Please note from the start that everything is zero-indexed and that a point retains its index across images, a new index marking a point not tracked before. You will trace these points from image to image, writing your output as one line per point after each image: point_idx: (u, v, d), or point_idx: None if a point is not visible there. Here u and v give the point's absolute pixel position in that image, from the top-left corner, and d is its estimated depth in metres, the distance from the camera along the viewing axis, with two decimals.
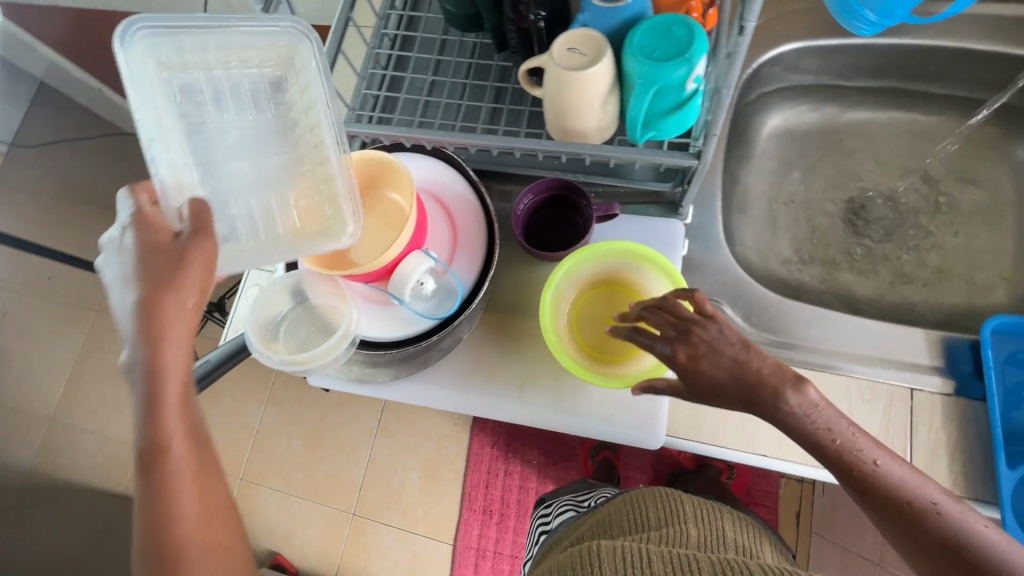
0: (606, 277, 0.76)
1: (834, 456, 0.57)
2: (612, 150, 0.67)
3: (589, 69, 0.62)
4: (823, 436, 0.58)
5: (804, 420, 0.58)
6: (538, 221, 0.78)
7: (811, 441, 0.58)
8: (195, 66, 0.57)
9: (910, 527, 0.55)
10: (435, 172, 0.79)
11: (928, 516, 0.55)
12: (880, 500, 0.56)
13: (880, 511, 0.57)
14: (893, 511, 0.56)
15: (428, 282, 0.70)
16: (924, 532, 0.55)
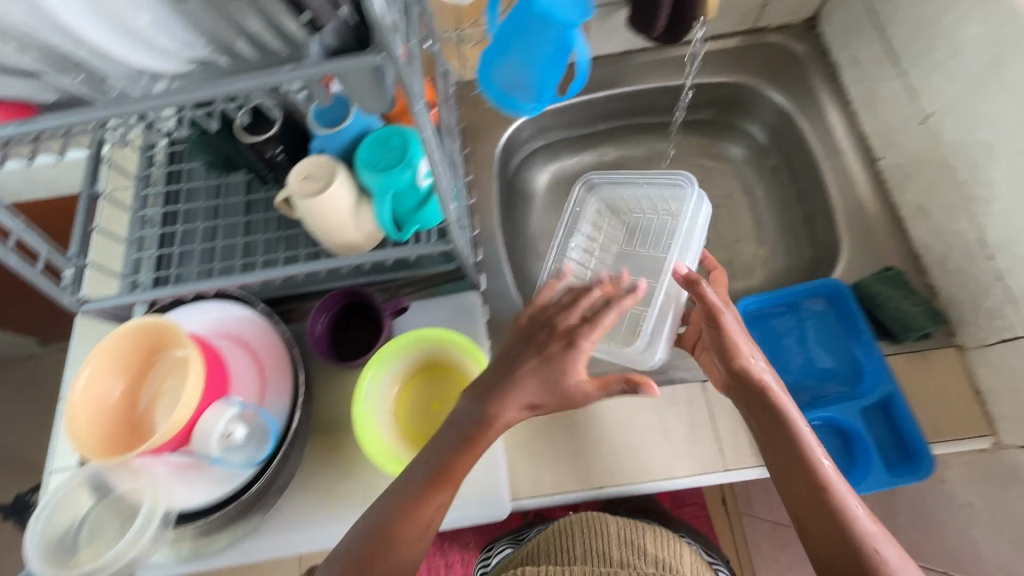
0: (422, 366, 0.76)
1: (778, 445, 0.63)
2: (375, 254, 0.70)
3: (324, 192, 0.66)
4: (781, 426, 0.63)
5: (774, 403, 0.63)
6: (341, 332, 0.76)
7: (770, 431, 0.63)
8: (633, 213, 0.92)
9: (824, 530, 0.58)
10: (228, 314, 0.78)
11: (845, 512, 0.58)
12: (812, 496, 0.60)
13: (798, 510, 0.61)
14: (810, 508, 0.59)
15: (235, 431, 0.69)
16: (835, 537, 0.57)
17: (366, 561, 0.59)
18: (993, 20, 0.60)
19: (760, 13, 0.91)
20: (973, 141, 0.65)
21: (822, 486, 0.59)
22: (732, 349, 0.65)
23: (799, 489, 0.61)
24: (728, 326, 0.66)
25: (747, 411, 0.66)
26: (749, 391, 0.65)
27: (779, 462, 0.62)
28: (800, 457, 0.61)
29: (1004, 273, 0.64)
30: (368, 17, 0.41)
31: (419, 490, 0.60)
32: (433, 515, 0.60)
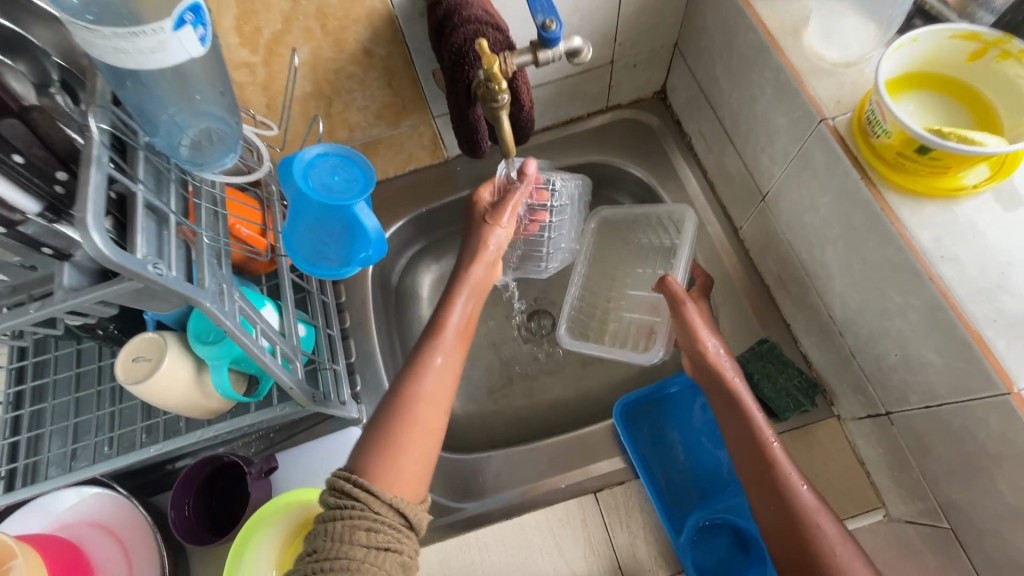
0: (304, 522, 0.70)
1: (750, 455, 0.61)
2: (225, 427, 0.68)
3: (149, 380, 0.61)
4: (752, 434, 0.62)
5: (758, 432, 0.62)
6: (212, 510, 0.72)
7: (742, 441, 0.63)
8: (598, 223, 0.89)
9: (786, 538, 0.56)
10: (89, 502, 0.73)
11: (807, 522, 0.55)
12: (777, 505, 0.57)
13: (768, 524, 0.58)
14: (772, 518, 0.58)
15: None
16: (796, 544, 0.55)
17: (363, 472, 0.51)
18: (793, 115, 0.61)
19: (608, 96, 0.90)
20: (804, 224, 0.66)
21: (786, 498, 0.57)
22: (708, 357, 0.67)
23: (763, 499, 0.59)
24: (696, 328, 0.68)
25: (727, 425, 0.65)
26: (726, 398, 0.65)
27: (753, 472, 0.61)
28: (766, 465, 0.60)
29: (856, 350, 0.64)
30: (106, 267, 0.41)
31: (444, 341, 0.61)
32: (431, 418, 0.56)
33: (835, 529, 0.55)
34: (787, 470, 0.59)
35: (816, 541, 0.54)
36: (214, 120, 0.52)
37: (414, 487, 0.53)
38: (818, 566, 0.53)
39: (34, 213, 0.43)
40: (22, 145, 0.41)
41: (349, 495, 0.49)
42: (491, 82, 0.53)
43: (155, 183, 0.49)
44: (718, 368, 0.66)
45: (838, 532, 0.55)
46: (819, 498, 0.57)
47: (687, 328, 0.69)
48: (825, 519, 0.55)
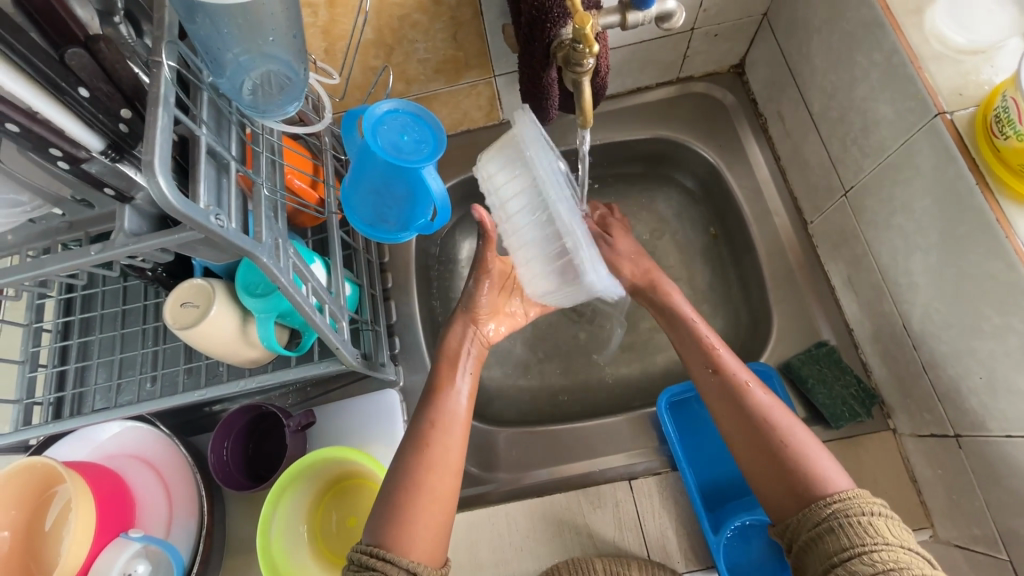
0: (331, 480, 0.73)
1: (697, 364, 0.61)
2: (267, 379, 0.68)
3: (196, 326, 0.61)
4: (697, 344, 0.62)
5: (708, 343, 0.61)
6: (247, 457, 0.73)
7: (688, 353, 0.62)
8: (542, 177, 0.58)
9: (745, 440, 0.55)
10: (135, 435, 0.75)
11: (761, 418, 0.55)
12: (732, 405, 0.57)
13: (727, 428, 0.57)
14: (728, 421, 0.57)
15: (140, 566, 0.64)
16: (755, 442, 0.54)
17: (381, 541, 0.51)
18: (902, 105, 0.56)
19: (681, 66, 0.84)
20: (891, 227, 0.61)
21: (743, 399, 0.56)
22: (648, 279, 0.70)
23: (719, 405, 0.58)
24: (615, 242, 0.75)
25: (675, 342, 0.65)
26: (669, 313, 0.67)
27: (700, 381, 0.60)
28: (712, 371, 0.59)
29: (929, 367, 0.60)
30: (169, 215, 0.39)
31: (441, 408, 0.59)
32: (439, 486, 0.54)
33: (792, 421, 0.55)
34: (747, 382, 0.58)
35: (775, 435, 0.53)
36: (280, 65, 0.48)
37: (432, 552, 0.52)
38: (780, 457, 0.52)
39: (97, 150, 0.41)
40: (88, 77, 0.38)
41: (367, 565, 0.48)
42: (579, 44, 0.49)
43: (216, 127, 0.46)
44: (667, 291, 0.69)
45: (794, 423, 0.55)
46: (774, 398, 0.56)
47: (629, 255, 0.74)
48: (780, 413, 0.55)
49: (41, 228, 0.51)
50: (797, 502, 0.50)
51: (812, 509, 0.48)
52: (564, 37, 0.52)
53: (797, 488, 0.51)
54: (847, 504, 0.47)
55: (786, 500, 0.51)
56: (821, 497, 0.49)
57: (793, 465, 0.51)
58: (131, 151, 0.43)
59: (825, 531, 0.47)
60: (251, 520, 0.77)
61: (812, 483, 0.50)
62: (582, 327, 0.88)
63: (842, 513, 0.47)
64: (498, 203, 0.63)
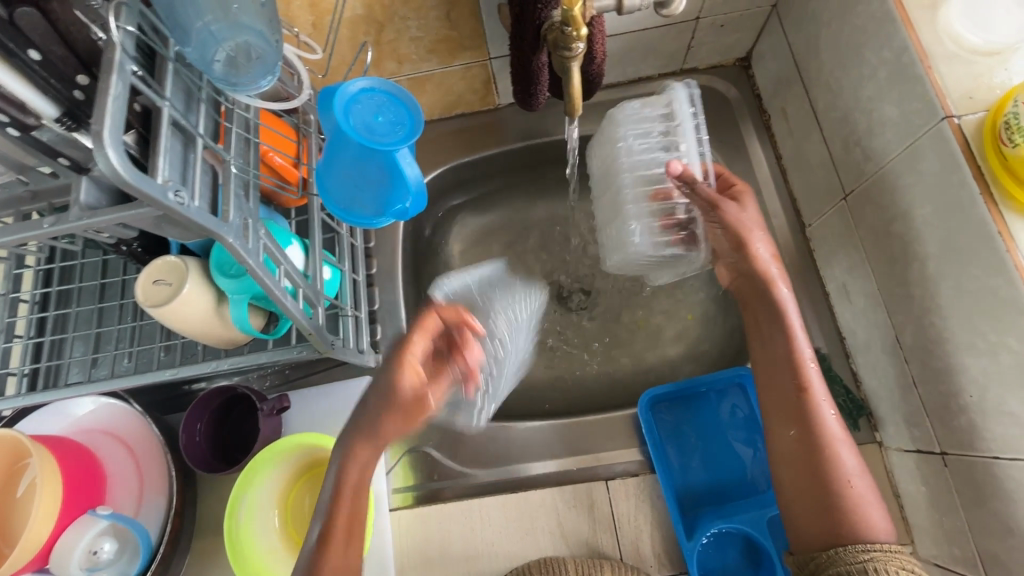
0: (307, 463, 0.71)
1: (779, 375, 0.57)
2: (240, 361, 0.66)
3: (167, 306, 0.59)
4: (787, 350, 0.57)
5: (795, 352, 0.57)
6: (221, 439, 0.72)
7: (776, 358, 0.58)
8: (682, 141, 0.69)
9: (803, 473, 0.53)
10: (107, 412, 0.73)
11: (826, 453, 0.53)
12: (804, 432, 0.54)
13: (783, 454, 0.55)
14: (791, 449, 0.55)
15: (105, 545, 0.63)
16: (811, 475, 0.53)
17: None
18: (908, 107, 0.53)
19: (685, 57, 0.81)
20: (890, 235, 0.59)
21: (816, 426, 0.54)
22: (757, 265, 0.60)
23: (792, 434, 0.55)
24: (738, 226, 0.61)
25: (759, 339, 0.60)
26: (767, 310, 0.60)
27: (778, 396, 0.57)
28: (797, 386, 0.56)
29: (920, 381, 0.58)
30: (124, 190, 0.37)
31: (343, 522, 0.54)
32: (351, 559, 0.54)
33: (854, 462, 0.53)
34: (821, 405, 0.55)
35: (834, 474, 0.52)
36: (254, 36, 0.47)
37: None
38: (832, 496, 0.52)
39: (51, 118, 0.39)
40: (40, 40, 0.36)
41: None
42: (568, 27, 0.46)
43: (183, 100, 0.44)
44: (766, 273, 0.60)
45: (856, 466, 0.53)
46: (843, 429, 0.54)
47: (733, 231, 0.61)
48: (846, 450, 0.53)
49: (5, 197, 0.49)
50: (830, 539, 0.51)
51: (848, 550, 0.49)
52: (554, 19, 0.49)
53: (838, 526, 0.51)
54: (886, 555, 0.48)
55: (818, 536, 0.52)
56: (858, 540, 0.50)
57: (843, 502, 0.51)
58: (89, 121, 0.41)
59: (858, 570, 0.47)
60: (224, 501, 0.76)
61: (852, 524, 0.50)
62: (569, 321, 0.86)
63: (881, 561, 0.47)
64: (636, 142, 0.70)
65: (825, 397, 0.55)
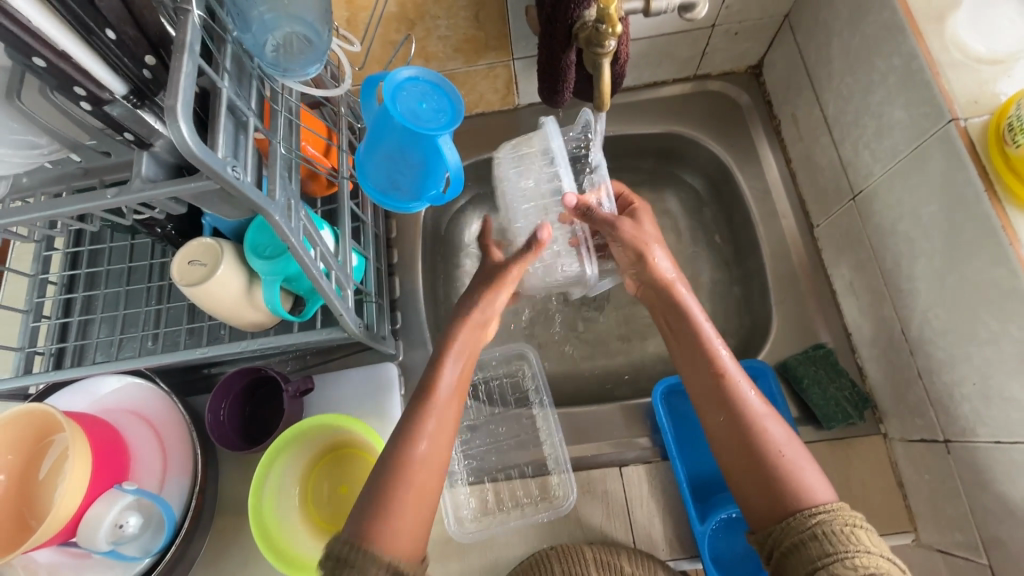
0: (322, 448, 0.73)
1: (696, 366, 0.59)
2: (268, 343, 0.68)
3: (201, 285, 0.61)
4: (698, 342, 0.60)
5: (705, 345, 0.59)
6: (245, 420, 0.74)
7: (691, 353, 0.60)
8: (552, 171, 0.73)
9: (735, 451, 0.55)
10: (131, 391, 0.75)
11: (752, 429, 0.54)
12: (724, 413, 0.56)
13: (717, 436, 0.57)
14: (722, 431, 0.56)
15: (131, 519, 0.64)
16: (744, 453, 0.54)
17: (362, 534, 0.49)
18: (916, 110, 0.56)
19: (699, 63, 0.84)
20: (897, 232, 0.61)
21: (737, 408, 0.56)
22: (657, 274, 0.64)
23: (716, 416, 0.57)
24: (634, 239, 0.65)
25: (672, 338, 0.63)
26: (675, 312, 0.63)
27: (699, 385, 0.59)
28: (712, 376, 0.58)
29: (924, 373, 0.61)
30: (187, 161, 0.39)
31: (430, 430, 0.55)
32: (429, 481, 0.53)
33: (782, 432, 0.54)
34: (740, 389, 0.57)
35: (763, 448, 0.53)
36: (303, 26, 0.49)
37: (414, 549, 0.50)
38: (765, 469, 0.52)
39: (120, 95, 0.41)
40: (116, 20, 0.39)
41: (343, 560, 0.47)
42: (603, 24, 0.49)
43: (237, 83, 0.47)
44: (663, 276, 0.64)
45: (786, 436, 0.54)
46: (767, 405, 0.56)
47: (631, 243, 0.65)
48: (773, 424, 0.54)
49: (57, 173, 0.52)
50: (779, 513, 0.50)
51: (795, 518, 0.49)
52: (586, 18, 0.52)
53: (780, 498, 0.51)
54: (829, 515, 0.48)
55: (768, 512, 0.51)
56: (803, 507, 0.49)
57: (776, 474, 0.51)
58: (152, 99, 0.43)
59: (807, 538, 0.47)
60: (243, 482, 0.78)
61: (792, 494, 0.50)
62: (582, 316, 0.89)
63: (826, 524, 0.47)
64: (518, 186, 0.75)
65: (744, 381, 0.57)
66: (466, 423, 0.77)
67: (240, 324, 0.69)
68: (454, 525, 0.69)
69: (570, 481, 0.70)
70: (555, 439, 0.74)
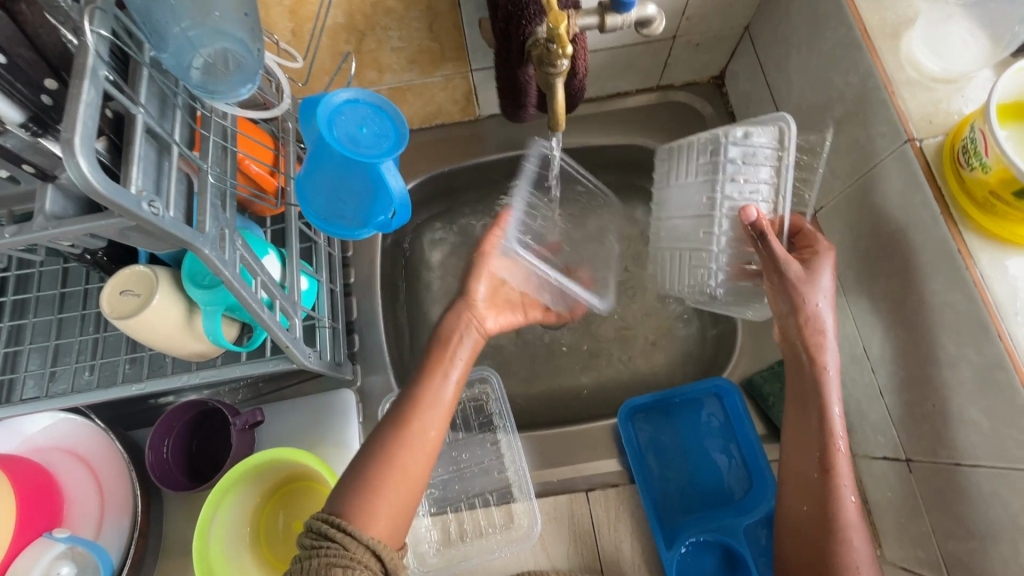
0: (280, 481, 0.69)
1: (805, 452, 0.56)
2: (212, 375, 0.64)
3: (133, 317, 0.56)
4: (820, 430, 0.55)
5: (826, 431, 0.55)
6: (188, 456, 0.69)
7: (805, 431, 0.56)
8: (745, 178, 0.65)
9: (806, 555, 0.53)
10: (65, 427, 0.69)
11: (836, 537, 0.52)
12: (816, 511, 0.53)
13: (791, 526, 0.55)
14: (802, 523, 0.54)
15: (64, 569, 0.59)
16: (813, 555, 0.52)
17: (343, 511, 0.48)
18: (874, 129, 0.56)
19: (661, 74, 0.83)
20: (857, 250, 0.61)
21: (830, 509, 0.53)
22: (811, 334, 0.57)
23: (804, 514, 0.54)
24: (810, 278, 0.57)
25: (792, 415, 0.58)
26: (804, 386, 0.57)
27: (799, 471, 0.56)
28: (820, 467, 0.54)
29: (886, 392, 0.60)
30: (94, 199, 0.35)
31: (430, 405, 0.55)
32: (416, 464, 0.52)
33: (863, 548, 0.52)
34: (841, 490, 0.53)
35: (836, 555, 0.52)
36: (233, 43, 0.45)
37: (393, 533, 0.49)
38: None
39: (16, 124, 0.37)
40: (5, 41, 0.35)
41: (327, 535, 0.46)
42: (554, 44, 0.47)
43: (157, 106, 0.43)
44: (819, 342, 0.57)
45: (865, 555, 0.52)
46: (859, 514, 0.53)
47: (788, 288, 0.58)
48: (858, 536, 0.52)
49: None
50: None
51: None
52: (539, 36, 0.50)
53: None
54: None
55: None
56: None
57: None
58: (57, 127, 0.39)
59: None
60: (190, 519, 0.73)
61: None
62: (548, 333, 0.87)
63: None
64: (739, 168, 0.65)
65: (849, 481, 0.54)
66: None
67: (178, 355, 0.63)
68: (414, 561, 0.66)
69: (535, 509, 0.67)
70: (521, 465, 0.71)
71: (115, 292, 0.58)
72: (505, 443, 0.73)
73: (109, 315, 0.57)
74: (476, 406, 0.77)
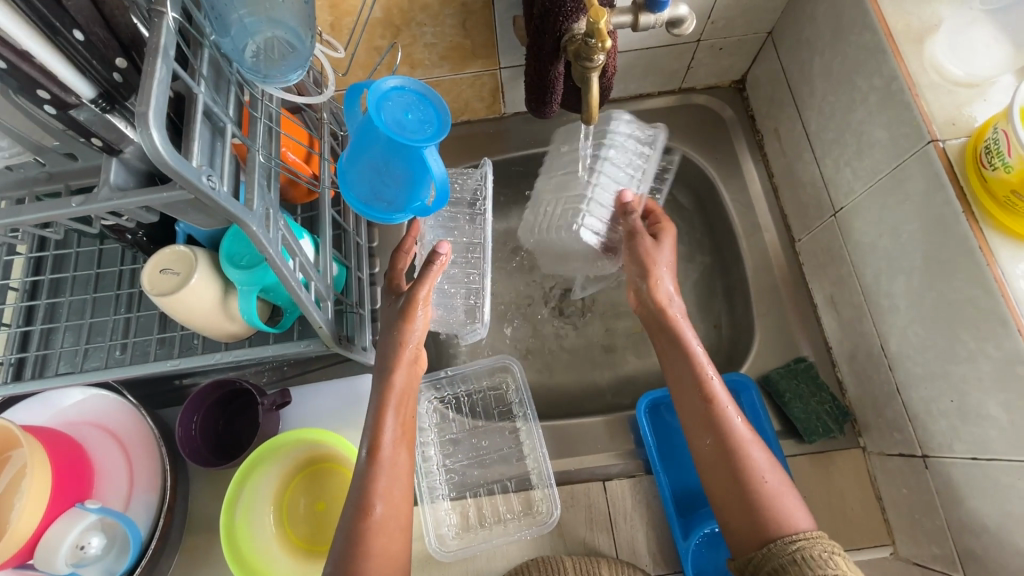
0: (304, 460, 0.70)
1: (686, 388, 0.60)
2: (244, 355, 0.66)
3: (174, 295, 0.58)
4: (691, 367, 0.60)
5: (693, 363, 0.60)
6: (216, 435, 0.71)
7: (681, 378, 0.61)
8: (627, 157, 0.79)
9: (723, 475, 0.55)
10: (97, 403, 0.72)
11: (737, 454, 0.55)
12: (709, 438, 0.57)
13: (702, 456, 0.57)
14: (708, 452, 0.57)
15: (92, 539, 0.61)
16: (727, 473, 0.55)
17: None
18: (896, 130, 0.58)
19: (684, 76, 0.85)
20: (878, 249, 0.62)
21: (723, 429, 0.56)
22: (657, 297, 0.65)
23: (706, 442, 0.57)
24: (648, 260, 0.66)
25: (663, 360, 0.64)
26: (668, 335, 0.63)
27: (688, 405, 0.59)
28: (703, 400, 0.58)
29: (903, 389, 0.62)
30: (158, 169, 0.37)
31: (382, 460, 0.56)
32: (390, 544, 0.53)
33: (765, 458, 0.55)
34: (728, 416, 0.57)
35: (749, 474, 0.54)
36: (285, 31, 0.48)
37: None
38: (746, 489, 0.53)
39: (88, 98, 0.39)
40: (84, 20, 0.37)
41: None
42: (592, 38, 0.49)
43: (213, 86, 0.44)
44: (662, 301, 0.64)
45: (768, 463, 0.55)
46: (753, 432, 0.57)
47: (642, 260, 0.67)
48: (757, 449, 0.55)
49: (18, 177, 0.48)
50: (757, 538, 0.51)
51: (776, 545, 0.50)
52: (576, 32, 0.52)
53: (759, 521, 0.52)
54: (809, 542, 0.49)
55: (748, 535, 0.52)
56: (782, 533, 0.51)
57: (758, 498, 0.53)
58: (122, 104, 0.42)
59: (788, 562, 0.48)
60: (215, 496, 0.75)
61: (773, 517, 0.51)
62: (565, 327, 0.88)
63: (806, 549, 0.48)
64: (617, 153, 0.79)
65: (732, 405, 0.58)
66: (448, 437, 0.76)
67: (206, 334, 0.65)
68: (434, 543, 0.67)
69: (554, 496, 0.69)
70: (540, 452, 0.72)
71: (157, 270, 0.60)
72: (523, 431, 0.75)
73: (150, 291, 0.59)
74: (497, 395, 0.79)
